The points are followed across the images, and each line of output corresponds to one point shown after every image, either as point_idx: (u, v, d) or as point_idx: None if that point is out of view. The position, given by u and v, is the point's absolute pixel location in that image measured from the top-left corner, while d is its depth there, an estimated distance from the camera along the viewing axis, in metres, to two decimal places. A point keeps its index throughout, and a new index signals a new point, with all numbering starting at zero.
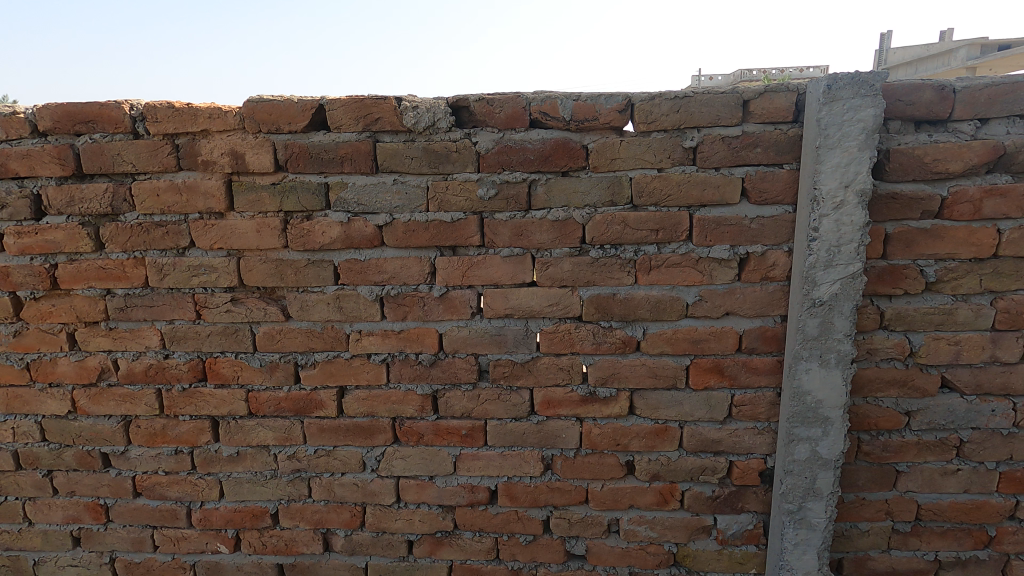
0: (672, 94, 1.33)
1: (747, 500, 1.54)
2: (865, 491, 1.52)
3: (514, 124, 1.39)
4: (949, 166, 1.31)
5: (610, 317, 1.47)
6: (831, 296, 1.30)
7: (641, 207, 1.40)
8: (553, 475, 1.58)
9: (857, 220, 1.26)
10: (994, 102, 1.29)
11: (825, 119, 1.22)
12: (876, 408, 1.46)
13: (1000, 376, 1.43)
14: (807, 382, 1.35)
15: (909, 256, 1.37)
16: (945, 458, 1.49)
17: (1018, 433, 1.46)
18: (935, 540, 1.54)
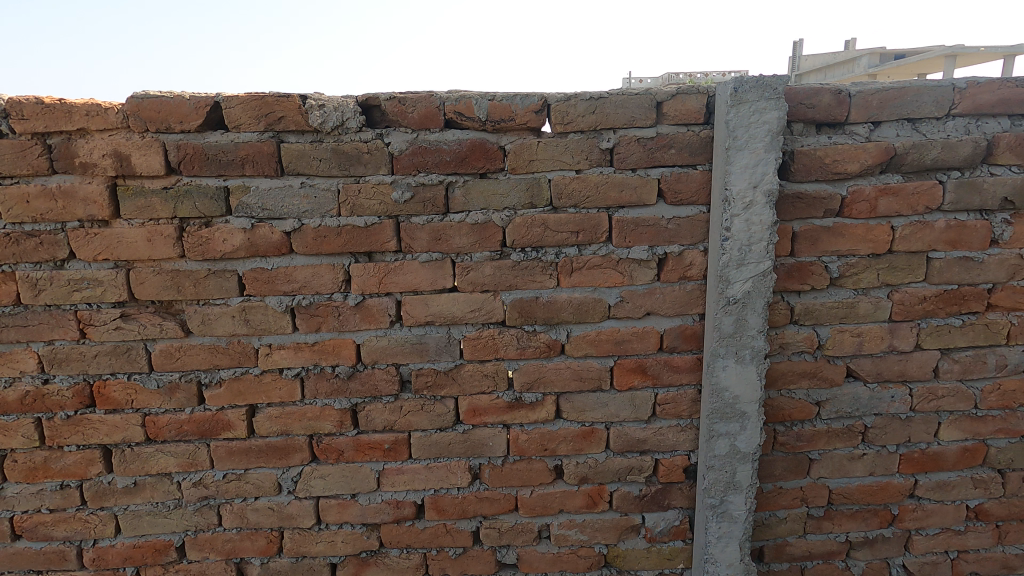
0: (587, 95, 1.32)
1: (673, 497, 1.56)
2: (782, 480, 1.58)
3: (428, 123, 1.33)
4: (847, 167, 1.38)
5: (533, 321, 1.44)
6: (744, 294, 1.33)
7: (561, 208, 1.39)
8: (482, 484, 1.54)
9: (766, 219, 1.30)
10: (886, 106, 1.36)
11: (733, 121, 1.25)
12: (789, 400, 1.52)
13: (898, 364, 1.52)
14: (725, 378, 1.38)
15: (815, 254, 1.43)
16: (851, 443, 1.57)
17: (915, 417, 1.56)
18: (845, 522, 1.62)
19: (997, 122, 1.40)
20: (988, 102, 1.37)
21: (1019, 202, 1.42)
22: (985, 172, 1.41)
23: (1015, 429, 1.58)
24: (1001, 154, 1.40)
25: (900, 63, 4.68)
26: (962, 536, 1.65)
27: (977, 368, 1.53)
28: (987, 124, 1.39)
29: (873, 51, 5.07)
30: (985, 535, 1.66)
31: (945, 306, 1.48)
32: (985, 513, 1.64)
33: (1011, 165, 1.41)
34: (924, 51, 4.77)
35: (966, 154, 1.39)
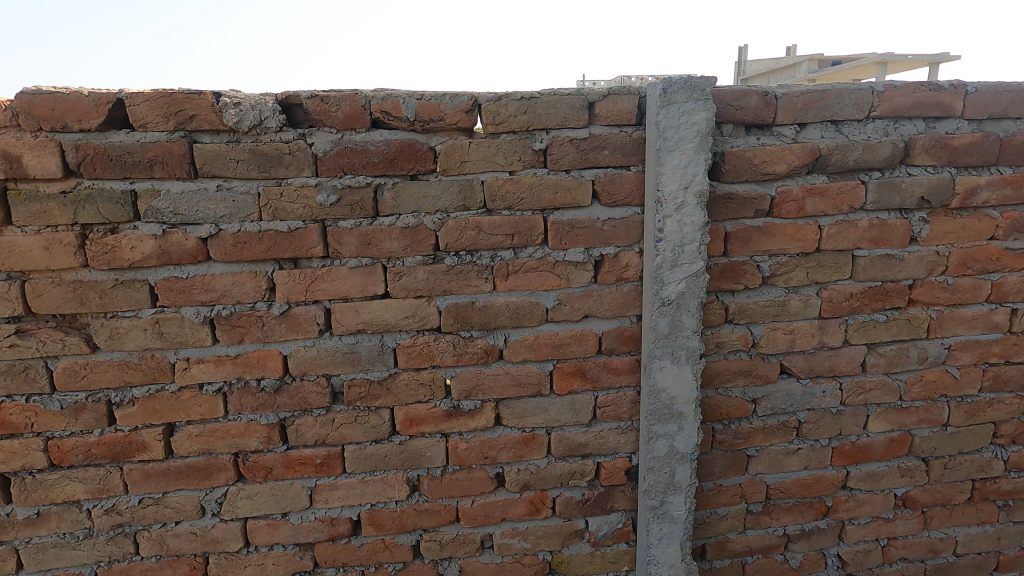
0: (518, 95, 1.29)
1: (616, 500, 1.55)
2: (721, 477, 1.60)
3: (353, 123, 1.28)
4: (775, 167, 1.40)
5: (470, 327, 1.41)
6: (678, 294, 1.33)
7: (495, 211, 1.35)
8: (421, 496, 1.49)
9: (697, 219, 1.30)
10: (810, 108, 1.39)
11: (663, 122, 1.25)
12: (726, 398, 1.54)
13: (828, 360, 1.56)
14: (662, 380, 1.38)
15: (747, 253, 1.45)
16: (787, 439, 1.60)
17: (845, 411, 1.60)
18: (783, 516, 1.66)
19: (913, 124, 1.45)
20: (904, 104, 1.42)
21: (935, 201, 1.48)
22: (903, 172, 1.46)
23: (937, 419, 1.65)
24: (918, 155, 1.45)
25: (834, 69, 4.88)
26: (891, 524, 1.71)
27: (900, 361, 1.59)
28: (904, 126, 1.45)
29: (811, 57, 5.25)
30: (912, 521, 1.72)
31: (870, 303, 1.53)
32: (912, 500, 1.71)
33: (926, 165, 1.47)
34: (857, 58, 4.99)
35: (885, 155, 1.44)
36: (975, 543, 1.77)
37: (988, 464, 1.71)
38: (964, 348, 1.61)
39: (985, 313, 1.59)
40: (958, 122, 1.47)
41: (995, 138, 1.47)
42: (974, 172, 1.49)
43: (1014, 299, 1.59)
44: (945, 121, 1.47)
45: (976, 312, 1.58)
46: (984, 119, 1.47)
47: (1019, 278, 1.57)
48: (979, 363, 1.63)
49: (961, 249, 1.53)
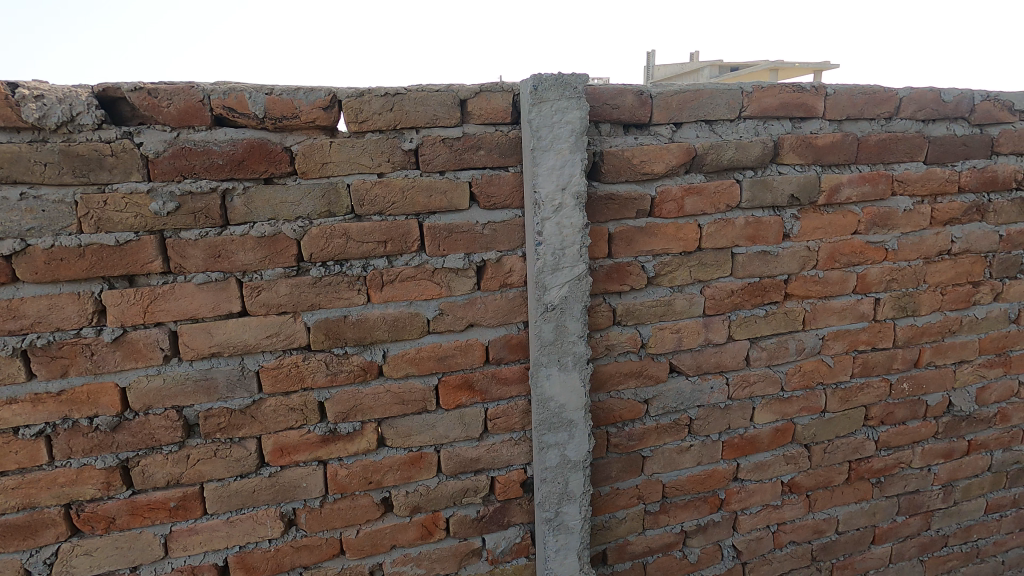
0: (383, 90, 1.20)
1: (513, 514, 1.49)
2: (618, 481, 1.58)
3: (190, 120, 1.13)
4: (653, 167, 1.40)
5: (343, 343, 1.29)
6: (561, 299, 1.29)
7: (364, 216, 1.25)
8: (298, 532, 1.36)
9: (577, 221, 1.26)
10: (684, 107, 1.40)
11: (536, 120, 1.20)
12: (619, 401, 1.52)
13: (714, 356, 1.58)
14: (550, 388, 1.33)
15: (631, 254, 1.43)
16: (679, 437, 1.61)
17: (733, 405, 1.64)
18: (680, 513, 1.67)
19: (780, 124, 1.50)
20: (771, 105, 1.46)
21: (803, 198, 1.54)
22: (774, 171, 1.51)
23: (815, 406, 1.73)
24: (787, 154, 1.50)
25: (734, 73, 5.10)
26: (780, 510, 1.78)
27: (781, 353, 1.64)
28: (772, 126, 1.49)
29: (713, 63, 5.50)
30: (798, 505, 1.80)
31: (750, 298, 1.57)
32: (797, 486, 1.78)
33: (794, 164, 1.52)
34: (754, 64, 5.27)
35: (756, 154, 1.47)
36: (853, 520, 1.88)
37: (862, 446, 1.81)
38: (836, 338, 1.69)
39: (853, 303, 1.68)
40: (821, 122, 1.54)
41: (853, 138, 1.55)
42: (837, 170, 1.56)
43: (876, 290, 1.69)
44: (809, 122, 1.52)
45: (845, 303, 1.67)
46: (843, 120, 1.55)
47: (880, 269, 1.67)
48: (850, 351, 1.72)
49: (828, 244, 1.60)
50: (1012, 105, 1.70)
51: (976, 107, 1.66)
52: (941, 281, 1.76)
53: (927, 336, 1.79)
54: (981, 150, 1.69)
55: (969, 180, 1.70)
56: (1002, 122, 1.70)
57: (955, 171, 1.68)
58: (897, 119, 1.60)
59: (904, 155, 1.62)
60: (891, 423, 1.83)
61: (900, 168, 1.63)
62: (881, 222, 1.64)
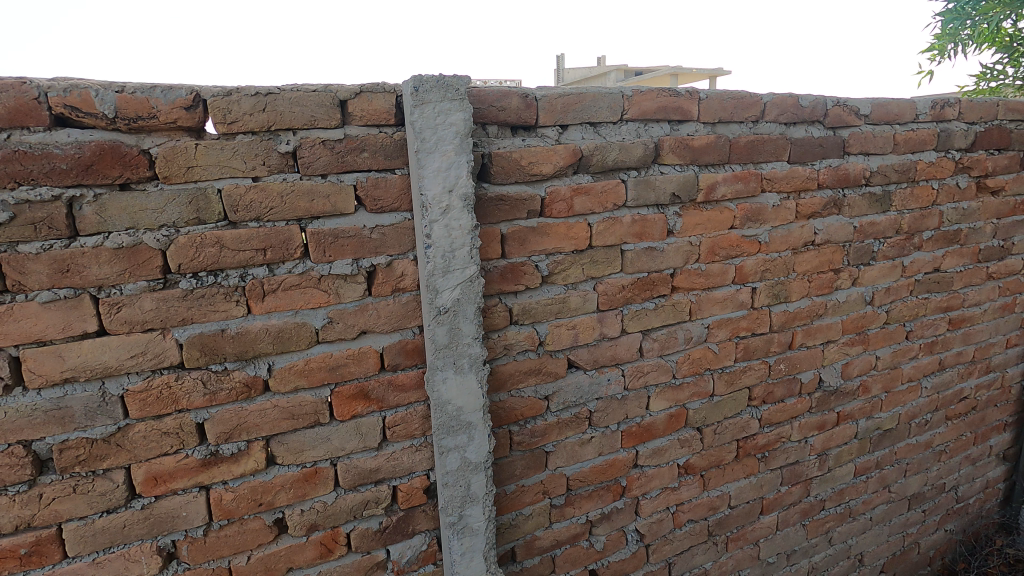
0: (253, 90, 1.13)
1: (417, 522, 1.47)
2: (523, 478, 1.60)
3: (23, 119, 1.01)
4: (541, 168, 1.42)
5: (221, 359, 1.21)
6: (453, 302, 1.28)
7: (239, 222, 1.17)
8: (180, 565, 1.26)
9: (465, 223, 1.26)
10: (569, 110, 1.43)
11: (419, 122, 1.18)
12: (519, 399, 1.54)
13: (610, 349, 1.64)
14: (446, 391, 1.32)
15: (525, 254, 1.46)
16: (580, 430, 1.66)
17: (629, 395, 1.71)
18: (585, 504, 1.72)
19: (660, 126, 1.58)
20: (650, 108, 1.54)
21: (684, 196, 1.64)
22: (656, 171, 1.59)
23: (705, 391, 1.84)
24: (667, 155, 1.59)
25: (638, 78, 5.33)
26: (677, 491, 1.88)
27: (671, 343, 1.74)
28: (652, 128, 1.57)
29: (619, 68, 5.74)
30: (694, 485, 1.91)
31: (640, 292, 1.64)
32: (692, 467, 1.89)
33: (674, 164, 1.61)
34: (657, 69, 5.54)
35: (639, 155, 1.54)
36: (743, 494, 2.02)
37: (747, 424, 1.96)
38: (720, 326, 1.81)
39: (733, 293, 1.81)
40: (696, 125, 1.64)
41: (725, 140, 1.67)
42: (713, 170, 1.68)
43: (753, 280, 1.83)
44: (686, 124, 1.62)
45: (726, 293, 1.79)
46: (716, 123, 1.66)
47: (754, 261, 1.81)
48: (733, 338, 1.85)
49: (708, 239, 1.71)
50: (858, 110, 1.90)
51: (829, 111, 1.84)
52: (807, 270, 1.93)
53: (798, 320, 1.96)
54: (835, 151, 1.88)
55: (826, 178, 1.88)
56: (852, 126, 1.90)
57: (814, 169, 1.86)
58: (763, 122, 1.73)
59: (770, 155, 1.76)
60: (772, 402, 1.99)
61: (768, 167, 1.77)
62: (754, 217, 1.77)
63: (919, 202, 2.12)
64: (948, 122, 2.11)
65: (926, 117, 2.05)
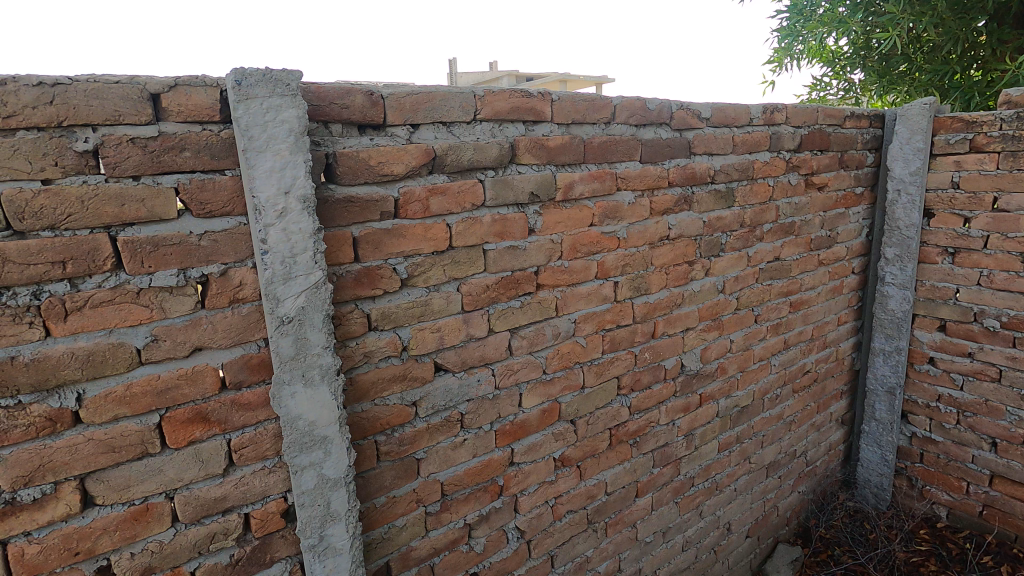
0: (36, 79, 0.99)
1: (276, 549, 1.36)
2: (393, 488, 1.55)
3: None
4: (393, 168, 1.39)
5: (13, 390, 1.04)
6: (297, 310, 1.20)
7: (28, 232, 1.02)
8: None
9: (306, 227, 1.19)
10: (418, 109, 1.41)
11: (245, 119, 1.10)
12: (385, 407, 1.49)
13: (477, 350, 1.64)
14: (296, 406, 1.24)
15: (380, 257, 1.41)
16: (452, 433, 1.63)
17: (500, 394, 1.71)
18: (462, 508, 1.70)
19: (515, 127, 1.60)
20: (504, 109, 1.55)
21: (542, 195, 1.67)
22: (513, 170, 1.61)
23: (575, 384, 1.90)
24: (523, 155, 1.61)
25: (526, 82, 5.42)
26: (555, 484, 1.92)
27: (539, 340, 1.77)
28: (507, 128, 1.59)
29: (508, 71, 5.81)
30: (570, 477, 1.96)
31: (505, 291, 1.65)
32: (568, 459, 1.94)
33: (531, 164, 1.64)
34: (542, 75, 5.67)
35: (494, 155, 1.55)
36: (619, 479, 2.11)
37: (618, 413, 2.05)
38: (586, 320, 1.88)
39: (596, 288, 1.88)
40: (551, 125, 1.68)
41: (579, 140, 1.73)
42: (570, 169, 1.73)
43: (614, 274, 1.92)
44: (540, 125, 1.65)
45: (589, 288, 1.86)
46: (570, 124, 1.71)
47: (615, 256, 1.90)
48: (599, 331, 1.92)
49: (569, 236, 1.77)
50: (700, 113, 2.05)
51: (674, 114, 1.97)
52: (664, 263, 2.06)
53: (659, 310, 2.08)
54: (682, 151, 2.02)
55: (675, 176, 2.02)
56: (695, 128, 2.05)
57: (665, 168, 1.98)
58: (614, 124, 1.82)
59: (623, 155, 1.85)
60: (640, 389, 2.10)
61: (621, 167, 1.86)
62: (611, 214, 1.85)
63: (758, 198, 2.34)
64: (778, 126, 2.35)
65: (760, 121, 2.26)
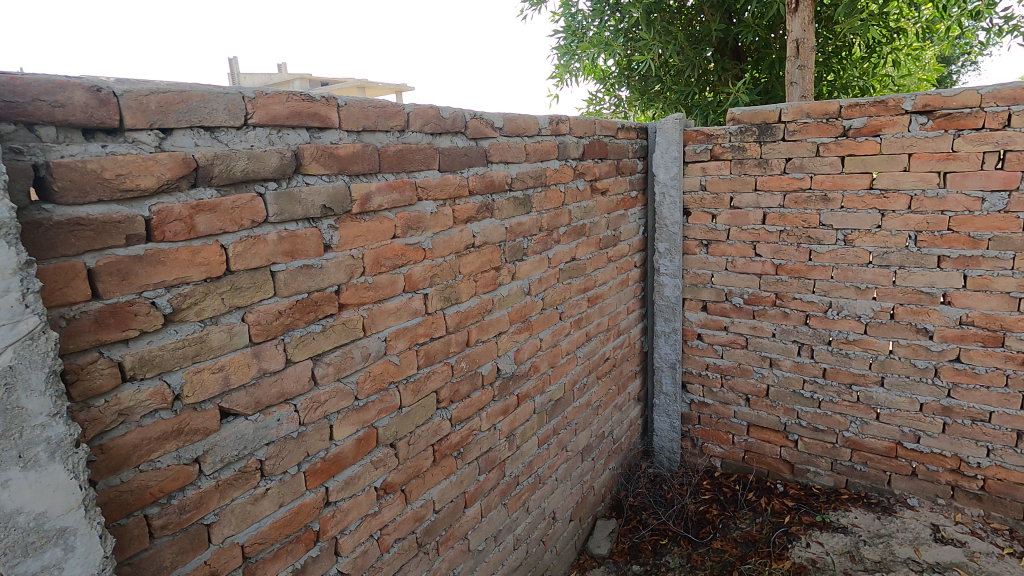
0: None
1: None
2: (177, 567, 1.28)
3: None
4: (138, 182, 1.14)
5: None
6: (4, 371, 0.90)
7: None
8: None
9: (7, 261, 0.90)
10: (169, 110, 1.17)
11: None
12: (155, 473, 1.21)
13: (274, 386, 1.43)
14: (17, 497, 0.93)
15: (132, 291, 1.14)
16: (250, 485, 1.41)
17: (306, 430, 1.53)
18: (271, 568, 1.48)
19: (297, 134, 1.44)
20: (281, 113, 1.38)
21: (336, 208, 1.54)
22: (299, 182, 1.44)
23: (391, 405, 1.79)
24: (309, 164, 1.46)
25: None
26: (379, 516, 1.79)
27: (347, 364, 1.63)
28: (287, 135, 1.42)
29: None
30: (395, 503, 1.85)
31: (302, 316, 1.48)
32: (391, 485, 1.83)
33: (320, 174, 1.49)
34: None
35: (275, 165, 1.38)
36: (446, 495, 2.06)
37: (439, 427, 2.00)
38: (397, 337, 1.78)
39: (405, 302, 1.80)
40: (339, 133, 1.55)
41: (373, 148, 1.63)
42: (365, 179, 1.62)
43: (423, 286, 1.86)
44: (327, 132, 1.52)
45: (398, 303, 1.77)
46: (361, 131, 1.61)
47: (421, 268, 1.84)
48: (412, 346, 1.85)
49: (371, 250, 1.66)
50: (493, 123, 2.10)
51: (468, 124, 1.99)
52: (472, 270, 2.06)
53: (471, 318, 2.08)
54: (479, 159, 2.05)
55: (475, 185, 2.04)
56: (490, 137, 2.09)
57: (464, 177, 1.99)
58: (409, 132, 1.76)
59: (420, 164, 1.80)
60: (459, 400, 2.08)
61: (420, 176, 1.81)
62: (414, 225, 1.79)
63: (552, 203, 2.50)
64: (564, 136, 2.53)
65: (547, 131, 2.41)
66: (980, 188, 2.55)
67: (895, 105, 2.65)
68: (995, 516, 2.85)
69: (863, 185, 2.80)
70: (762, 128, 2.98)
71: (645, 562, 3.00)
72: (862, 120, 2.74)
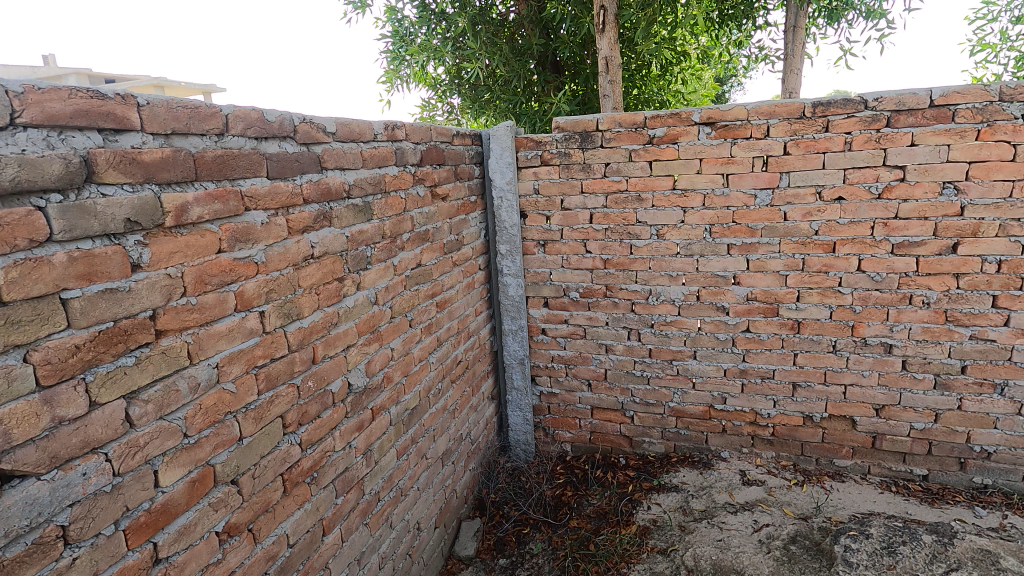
0: None
1: None
2: None
3: None
4: None
5: None
6: None
7: None
8: None
9: None
10: None
11: None
12: None
13: (76, 435, 1.21)
14: None
15: None
16: (51, 558, 1.17)
17: (123, 481, 1.31)
18: None
19: (86, 136, 1.23)
20: (61, 112, 1.17)
21: (145, 221, 1.34)
22: (93, 192, 1.24)
23: (230, 438, 1.62)
24: (106, 171, 1.26)
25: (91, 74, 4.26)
26: (223, 563, 1.61)
27: (172, 399, 1.43)
28: (73, 138, 1.21)
29: None
30: (242, 546, 1.67)
31: (108, 348, 1.27)
32: (235, 526, 1.65)
33: (120, 183, 1.29)
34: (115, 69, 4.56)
35: (58, 173, 1.16)
36: (301, 525, 1.92)
37: (287, 454, 1.85)
38: (231, 362, 1.61)
39: (238, 323, 1.63)
40: (142, 136, 1.36)
41: (186, 153, 1.46)
42: (178, 189, 1.44)
43: (257, 304, 1.70)
44: (126, 135, 1.32)
45: (229, 324, 1.60)
46: (170, 134, 1.43)
47: (255, 284, 1.69)
48: (250, 370, 1.68)
49: (192, 268, 1.48)
50: (324, 127, 2.01)
51: (297, 127, 1.87)
52: (313, 283, 1.95)
53: (315, 334, 1.96)
54: (312, 165, 1.94)
55: (309, 192, 1.92)
56: (322, 142, 2.00)
57: (296, 184, 1.86)
58: (228, 136, 1.60)
59: (245, 171, 1.65)
60: (308, 422, 1.94)
61: (246, 184, 1.66)
62: (243, 237, 1.64)
63: (393, 209, 2.46)
64: (400, 142, 2.50)
65: (382, 137, 2.36)
66: (753, 187, 3.09)
67: (687, 117, 3.08)
68: (783, 456, 3.48)
69: (667, 186, 3.21)
70: (583, 135, 3.25)
71: (511, 553, 3.10)
72: (663, 129, 3.13)
